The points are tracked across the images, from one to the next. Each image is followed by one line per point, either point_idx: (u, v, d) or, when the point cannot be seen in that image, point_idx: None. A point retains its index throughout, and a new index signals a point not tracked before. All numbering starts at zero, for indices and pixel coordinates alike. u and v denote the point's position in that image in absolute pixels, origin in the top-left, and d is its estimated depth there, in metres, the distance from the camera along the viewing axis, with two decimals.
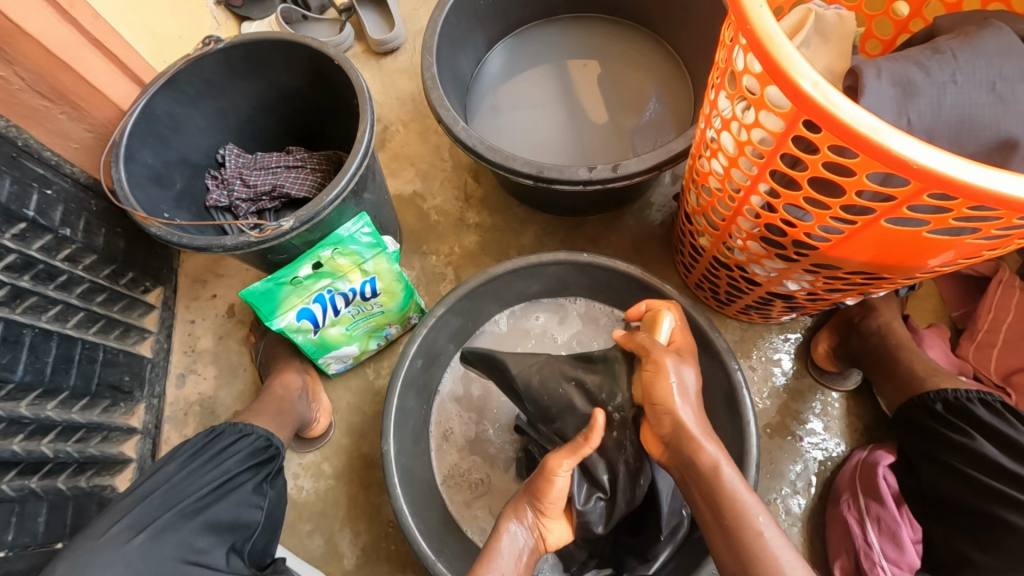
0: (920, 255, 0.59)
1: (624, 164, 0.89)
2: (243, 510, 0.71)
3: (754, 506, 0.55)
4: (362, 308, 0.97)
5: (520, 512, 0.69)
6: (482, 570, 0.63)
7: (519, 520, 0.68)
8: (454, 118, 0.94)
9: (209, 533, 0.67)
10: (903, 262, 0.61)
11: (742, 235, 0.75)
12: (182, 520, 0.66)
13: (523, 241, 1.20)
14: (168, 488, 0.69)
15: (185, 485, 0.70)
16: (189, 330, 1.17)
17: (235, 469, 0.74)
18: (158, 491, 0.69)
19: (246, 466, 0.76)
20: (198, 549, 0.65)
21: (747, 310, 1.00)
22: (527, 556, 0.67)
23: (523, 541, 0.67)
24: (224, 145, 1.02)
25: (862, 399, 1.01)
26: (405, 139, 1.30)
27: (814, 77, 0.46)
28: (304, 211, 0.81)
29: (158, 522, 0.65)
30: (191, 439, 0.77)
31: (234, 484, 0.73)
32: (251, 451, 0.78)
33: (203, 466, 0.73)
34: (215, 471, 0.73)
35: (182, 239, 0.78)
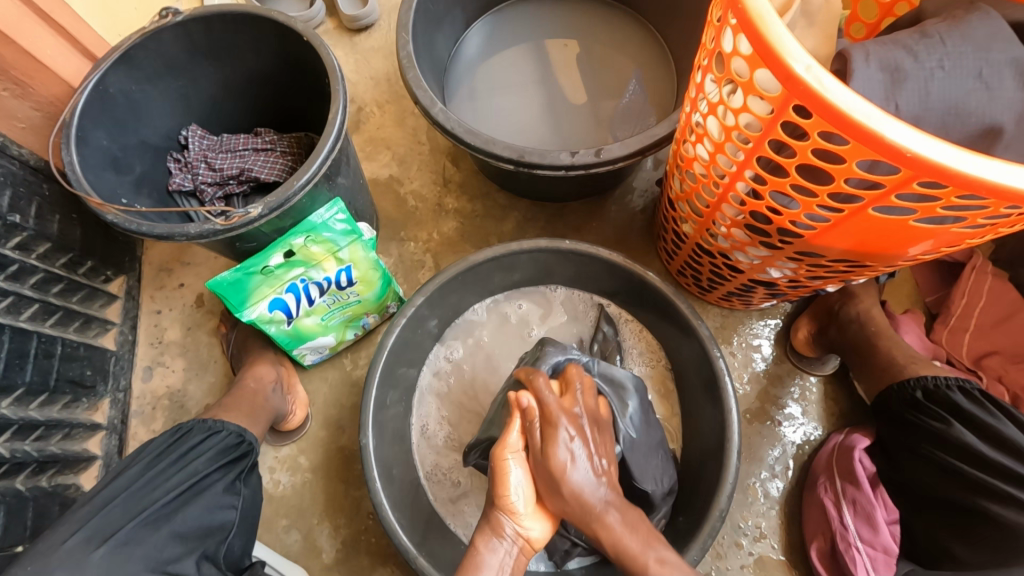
0: (904, 244, 0.59)
1: (607, 149, 0.87)
2: (213, 513, 0.69)
3: (606, 511, 0.61)
4: (337, 297, 0.93)
5: (494, 526, 0.63)
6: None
7: (496, 535, 0.62)
8: (432, 99, 0.90)
9: (177, 542, 0.65)
10: (885, 250, 0.61)
11: (726, 223, 0.74)
12: (144, 531, 0.64)
13: (504, 227, 1.17)
14: (130, 495, 0.66)
15: (150, 490, 0.67)
16: (155, 321, 1.12)
17: (203, 470, 0.71)
18: (120, 498, 0.66)
19: (215, 467, 0.73)
20: (163, 560, 0.63)
21: (728, 297, 1.00)
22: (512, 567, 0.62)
23: (505, 554, 0.61)
24: (187, 126, 0.96)
25: (839, 383, 1.03)
26: (381, 121, 1.25)
27: (807, 60, 0.45)
28: (273, 198, 0.77)
29: (119, 535, 0.62)
30: (157, 439, 0.74)
31: (202, 486, 0.70)
32: (220, 450, 0.75)
33: (168, 468, 0.70)
34: (182, 473, 0.70)
35: (142, 227, 0.73)
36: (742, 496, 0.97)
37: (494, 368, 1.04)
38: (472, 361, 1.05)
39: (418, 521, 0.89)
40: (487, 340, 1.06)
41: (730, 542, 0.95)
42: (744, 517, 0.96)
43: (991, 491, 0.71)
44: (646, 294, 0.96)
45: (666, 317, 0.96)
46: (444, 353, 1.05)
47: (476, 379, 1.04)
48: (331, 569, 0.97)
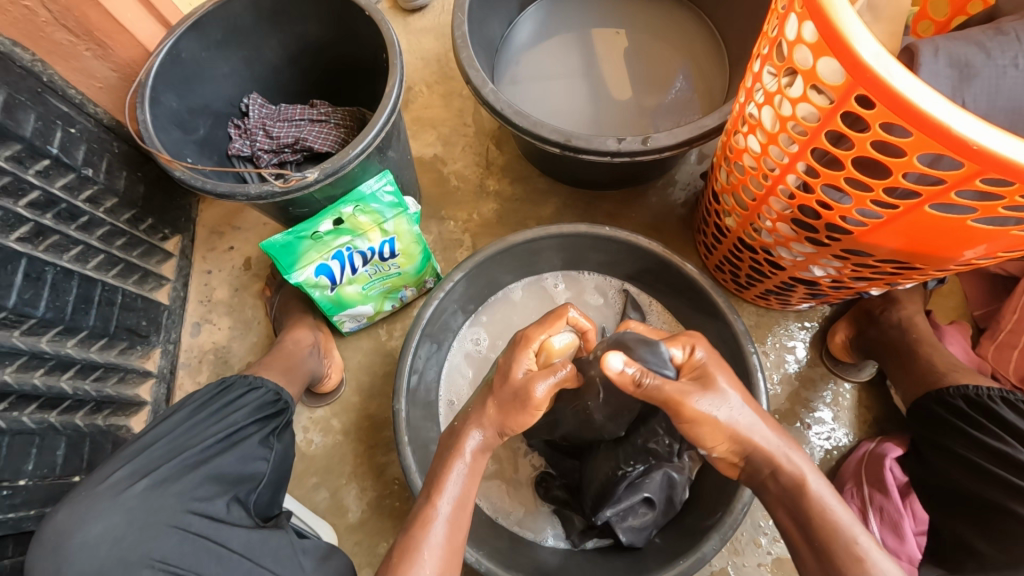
0: (959, 246, 0.57)
1: (654, 137, 0.87)
2: (246, 462, 0.72)
3: (856, 527, 0.58)
4: (379, 268, 0.97)
5: (483, 422, 0.68)
6: (438, 493, 0.64)
7: (479, 430, 0.68)
8: (483, 79, 0.91)
9: (212, 483, 0.67)
10: (937, 252, 0.60)
11: (772, 216, 0.74)
12: (184, 470, 0.67)
13: (543, 212, 1.18)
14: (173, 437, 0.70)
15: (191, 435, 0.71)
16: (205, 280, 1.18)
17: (241, 421, 0.75)
18: (165, 439, 0.70)
19: (252, 420, 0.77)
20: (199, 498, 0.65)
21: (765, 295, 0.99)
22: (477, 473, 0.68)
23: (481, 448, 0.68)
24: (248, 95, 1.00)
25: (874, 391, 1.01)
26: (429, 101, 1.28)
27: (876, 47, 0.45)
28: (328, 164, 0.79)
29: (159, 472, 0.66)
30: (201, 391, 0.79)
31: (238, 437, 0.74)
32: (258, 406, 0.79)
33: (209, 417, 0.74)
34: (221, 424, 0.74)
35: (207, 184, 0.77)
36: None
37: None
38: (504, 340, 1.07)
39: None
40: (519, 321, 1.08)
41: (748, 539, 0.95)
42: (764, 515, 0.96)
43: (1017, 492, 0.70)
44: (681, 286, 0.97)
45: (702, 311, 0.96)
46: (477, 330, 1.07)
47: None
48: (356, 528, 1.01)
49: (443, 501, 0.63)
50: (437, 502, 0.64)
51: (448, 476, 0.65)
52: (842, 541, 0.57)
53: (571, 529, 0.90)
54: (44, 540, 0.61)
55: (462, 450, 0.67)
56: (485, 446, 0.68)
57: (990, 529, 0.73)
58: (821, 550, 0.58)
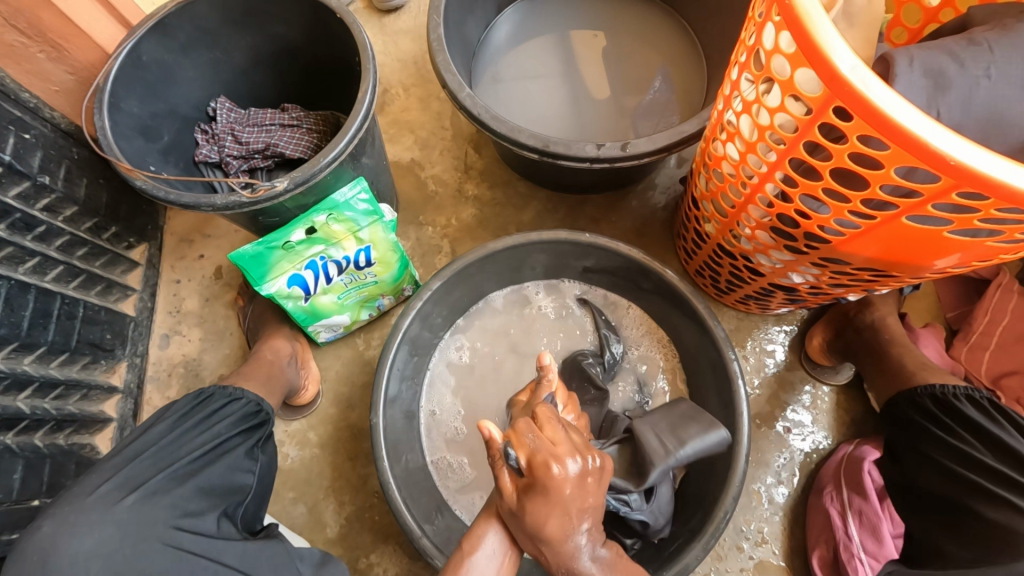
0: (935, 256, 0.58)
1: (634, 143, 0.86)
2: (235, 474, 0.69)
3: None
4: (355, 277, 0.94)
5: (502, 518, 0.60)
6: (460, 566, 0.56)
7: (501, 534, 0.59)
8: (460, 84, 0.89)
9: (202, 496, 0.65)
10: (913, 261, 0.60)
11: (751, 224, 0.74)
12: (173, 482, 0.64)
13: (523, 218, 1.17)
14: (158, 450, 0.66)
15: (176, 447, 0.68)
16: (174, 290, 1.14)
17: (226, 432, 0.72)
18: (149, 450, 0.66)
19: (237, 431, 0.74)
20: (190, 512, 0.62)
21: (745, 300, 0.99)
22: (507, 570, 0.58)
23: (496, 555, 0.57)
24: (215, 99, 0.96)
25: (852, 394, 1.02)
26: (406, 104, 1.25)
27: (853, 60, 0.44)
28: (299, 172, 0.77)
29: (149, 484, 0.62)
30: (180, 401, 0.75)
31: (225, 448, 0.71)
32: (241, 416, 0.76)
33: (194, 428, 0.71)
34: (206, 435, 0.71)
35: (171, 194, 0.74)
36: (746, 500, 0.97)
37: (506, 357, 1.05)
38: (485, 349, 1.05)
39: (422, 504, 0.90)
40: (499, 329, 1.06)
41: (731, 544, 0.95)
42: (746, 520, 0.96)
43: (985, 493, 0.71)
44: (661, 291, 0.96)
45: (683, 317, 0.95)
46: (458, 338, 1.06)
47: (488, 368, 1.04)
48: (334, 544, 0.98)
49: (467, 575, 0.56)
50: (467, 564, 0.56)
51: (471, 559, 0.57)
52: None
53: None
54: (25, 556, 0.57)
55: (507, 509, 0.64)
56: (506, 541, 0.59)
57: (960, 529, 0.74)
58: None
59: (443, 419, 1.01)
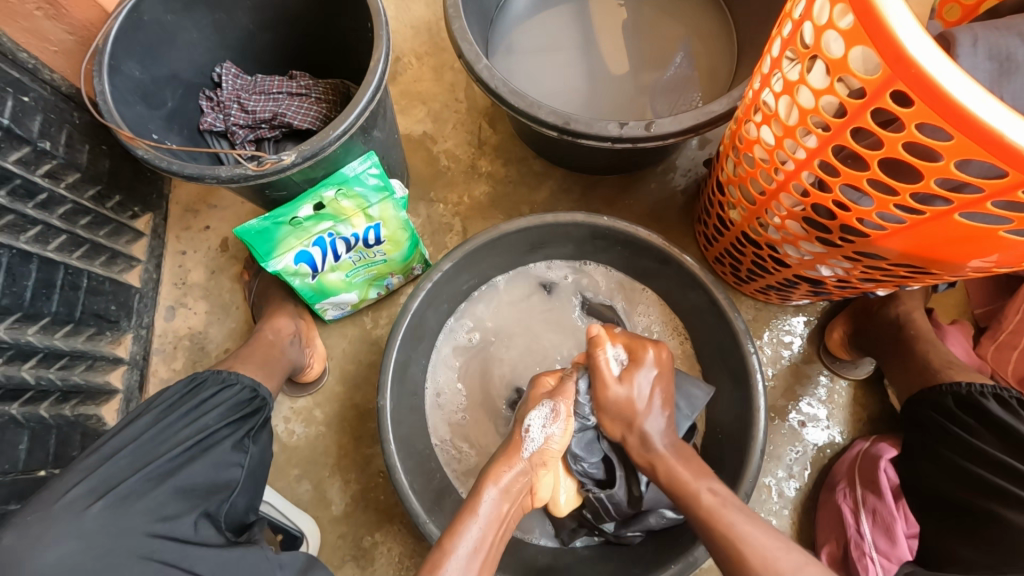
0: (984, 257, 0.54)
1: (659, 122, 0.82)
2: (220, 470, 0.68)
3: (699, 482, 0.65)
4: (363, 255, 0.92)
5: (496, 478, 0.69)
6: (452, 538, 0.62)
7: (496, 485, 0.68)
8: (477, 54, 0.84)
9: (180, 498, 0.63)
10: (957, 261, 0.57)
11: (781, 212, 0.70)
12: (149, 484, 0.62)
13: (537, 197, 1.13)
14: (137, 447, 0.65)
15: (157, 444, 0.66)
16: (179, 261, 1.12)
17: (212, 425, 0.71)
18: (128, 448, 0.65)
19: (225, 423, 0.72)
20: (165, 517, 0.60)
21: (765, 290, 0.95)
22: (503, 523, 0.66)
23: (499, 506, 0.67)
24: (221, 63, 0.92)
25: (871, 389, 0.99)
26: (419, 73, 1.20)
27: (922, 37, 0.40)
28: (308, 146, 0.73)
29: (124, 487, 0.60)
30: (171, 389, 0.75)
31: (210, 442, 0.69)
32: (232, 405, 0.75)
33: (180, 420, 0.70)
34: (190, 428, 0.69)
35: (174, 166, 0.71)
36: (756, 493, 0.95)
37: (517, 341, 1.03)
38: (495, 331, 1.03)
39: (429, 487, 0.89)
40: (511, 312, 1.04)
41: None
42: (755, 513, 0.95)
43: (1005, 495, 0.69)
44: (680, 279, 0.93)
45: (701, 307, 0.92)
46: (467, 320, 1.03)
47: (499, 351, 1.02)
48: (339, 521, 0.98)
49: (455, 548, 0.61)
50: (450, 545, 0.61)
51: (465, 523, 0.64)
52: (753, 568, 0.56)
53: (562, 527, 0.88)
54: None
55: (481, 496, 0.67)
56: (506, 496, 0.68)
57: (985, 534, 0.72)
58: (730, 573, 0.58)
59: (449, 403, 1.00)
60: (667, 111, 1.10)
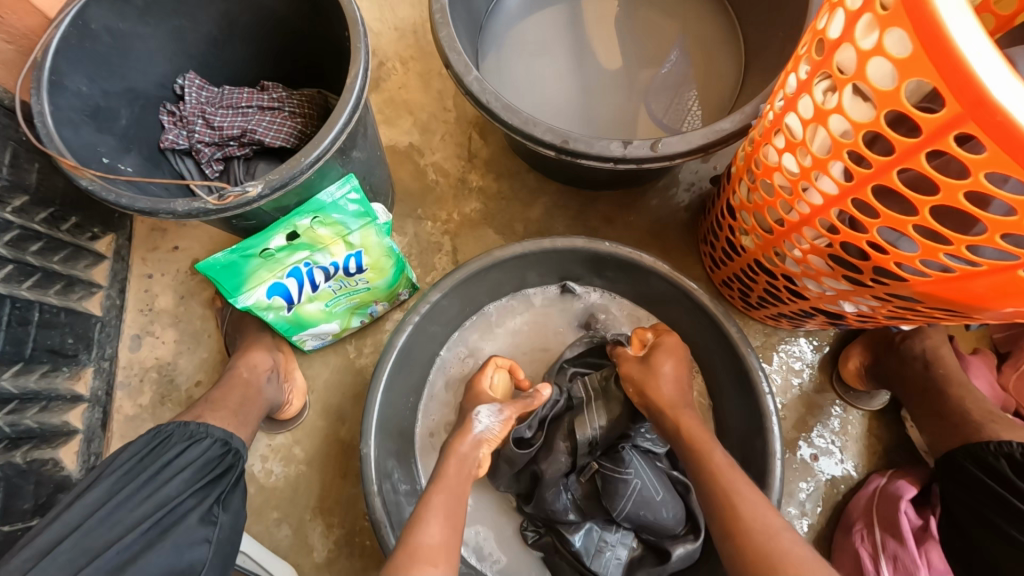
0: None
1: (665, 142, 0.75)
2: (183, 552, 0.59)
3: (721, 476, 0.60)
4: (344, 283, 0.85)
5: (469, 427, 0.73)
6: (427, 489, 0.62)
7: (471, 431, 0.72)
8: (466, 65, 0.77)
9: None
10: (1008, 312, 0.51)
11: (804, 246, 0.63)
12: None
13: (532, 214, 1.06)
14: (82, 534, 0.57)
15: (108, 527, 0.58)
16: (146, 286, 1.03)
17: (173, 497, 0.62)
18: (72, 536, 0.57)
19: (189, 492, 0.63)
20: None
21: (776, 317, 0.89)
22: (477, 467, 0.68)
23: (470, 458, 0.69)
24: (183, 74, 0.83)
25: (886, 420, 0.94)
26: (404, 80, 1.12)
27: (1004, 76, 0.33)
28: (277, 176, 0.62)
29: None
30: (129, 448, 0.66)
31: (170, 520, 0.60)
32: (199, 466, 0.66)
33: (137, 492, 0.61)
34: (147, 503, 0.61)
35: (122, 199, 0.61)
36: None
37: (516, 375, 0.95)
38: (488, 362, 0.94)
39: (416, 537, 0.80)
40: (507, 341, 0.96)
41: None
42: None
43: None
44: (689, 308, 0.86)
45: (711, 338, 0.86)
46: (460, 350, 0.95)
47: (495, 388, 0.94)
48: (321, 569, 0.91)
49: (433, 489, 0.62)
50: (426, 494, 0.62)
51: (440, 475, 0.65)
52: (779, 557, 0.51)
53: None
54: None
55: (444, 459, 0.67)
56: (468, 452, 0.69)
57: None
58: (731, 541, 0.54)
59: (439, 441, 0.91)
60: (662, 110, 1.03)
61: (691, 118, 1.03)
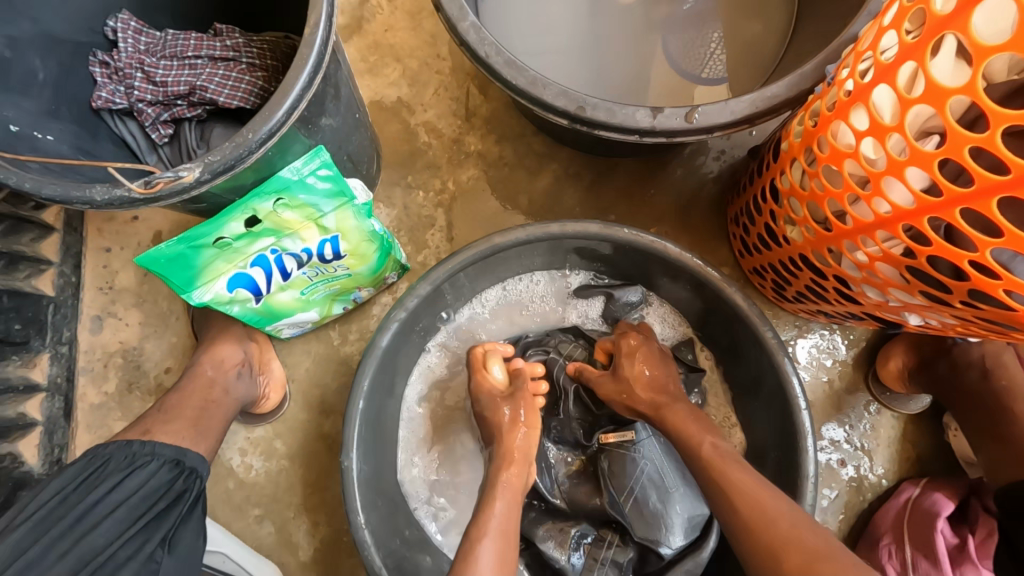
0: None
1: (705, 110, 0.61)
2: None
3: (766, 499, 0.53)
4: (321, 270, 0.73)
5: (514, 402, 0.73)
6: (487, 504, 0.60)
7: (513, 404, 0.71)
8: (461, 7, 0.62)
9: None
10: None
11: (872, 252, 0.52)
12: None
13: (537, 184, 0.92)
14: None
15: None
16: (104, 261, 0.92)
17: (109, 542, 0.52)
18: None
19: (130, 533, 0.53)
20: None
21: (814, 314, 0.79)
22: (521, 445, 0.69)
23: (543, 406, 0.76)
24: (115, 14, 0.69)
25: (923, 424, 0.85)
26: (390, 21, 0.95)
27: None
28: (219, 157, 0.50)
29: None
30: (63, 474, 0.56)
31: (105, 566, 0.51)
32: (140, 498, 0.55)
33: (63, 536, 0.51)
34: (77, 548, 0.51)
35: (25, 183, 0.49)
36: None
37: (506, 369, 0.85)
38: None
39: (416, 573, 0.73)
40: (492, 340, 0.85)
41: None
42: None
43: None
44: (713, 304, 0.76)
45: (741, 344, 0.75)
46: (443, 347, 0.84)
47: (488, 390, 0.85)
48: (308, 568, 0.86)
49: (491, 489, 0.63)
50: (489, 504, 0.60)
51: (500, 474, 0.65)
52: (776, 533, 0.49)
53: None
54: None
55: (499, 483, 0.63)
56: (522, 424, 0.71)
57: None
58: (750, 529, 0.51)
59: None
60: (683, 53, 0.86)
61: (716, 64, 0.86)
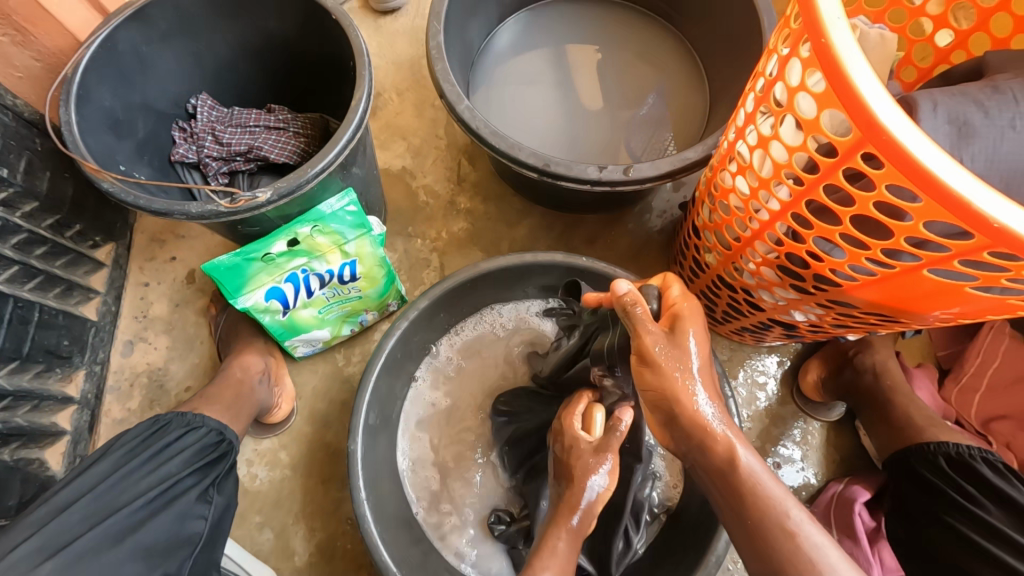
0: (926, 305, 0.56)
1: (637, 167, 0.83)
2: (183, 524, 0.63)
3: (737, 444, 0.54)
4: (338, 291, 0.89)
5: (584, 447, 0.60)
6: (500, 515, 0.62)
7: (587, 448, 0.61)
8: (459, 94, 0.85)
9: (140, 559, 0.59)
10: (907, 307, 0.59)
11: (755, 260, 0.71)
12: (105, 544, 0.58)
13: (515, 234, 1.13)
14: (95, 499, 0.61)
15: (116, 495, 0.62)
16: (141, 293, 1.07)
17: (178, 472, 0.66)
18: (81, 501, 0.61)
19: (192, 469, 0.68)
20: None
21: (740, 332, 0.97)
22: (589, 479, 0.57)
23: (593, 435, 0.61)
24: (197, 95, 0.91)
25: (843, 431, 1.01)
26: (399, 110, 1.21)
27: (895, 109, 0.43)
28: (285, 184, 0.70)
29: (73, 548, 0.56)
30: (134, 429, 0.70)
31: (175, 491, 0.65)
32: (198, 449, 0.71)
33: (141, 467, 0.65)
34: (153, 476, 0.65)
35: (140, 201, 0.68)
36: None
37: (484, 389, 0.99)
38: (460, 382, 1.00)
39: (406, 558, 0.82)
40: (478, 363, 1.01)
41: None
42: (733, 558, 0.93)
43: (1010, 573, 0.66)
44: None
45: None
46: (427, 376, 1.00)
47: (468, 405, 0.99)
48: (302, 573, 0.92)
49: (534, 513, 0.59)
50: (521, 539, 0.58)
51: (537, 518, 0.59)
52: (801, 563, 0.48)
53: None
54: None
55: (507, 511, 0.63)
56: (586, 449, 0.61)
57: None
58: (737, 512, 0.53)
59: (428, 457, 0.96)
60: (642, 149, 1.11)
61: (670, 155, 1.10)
